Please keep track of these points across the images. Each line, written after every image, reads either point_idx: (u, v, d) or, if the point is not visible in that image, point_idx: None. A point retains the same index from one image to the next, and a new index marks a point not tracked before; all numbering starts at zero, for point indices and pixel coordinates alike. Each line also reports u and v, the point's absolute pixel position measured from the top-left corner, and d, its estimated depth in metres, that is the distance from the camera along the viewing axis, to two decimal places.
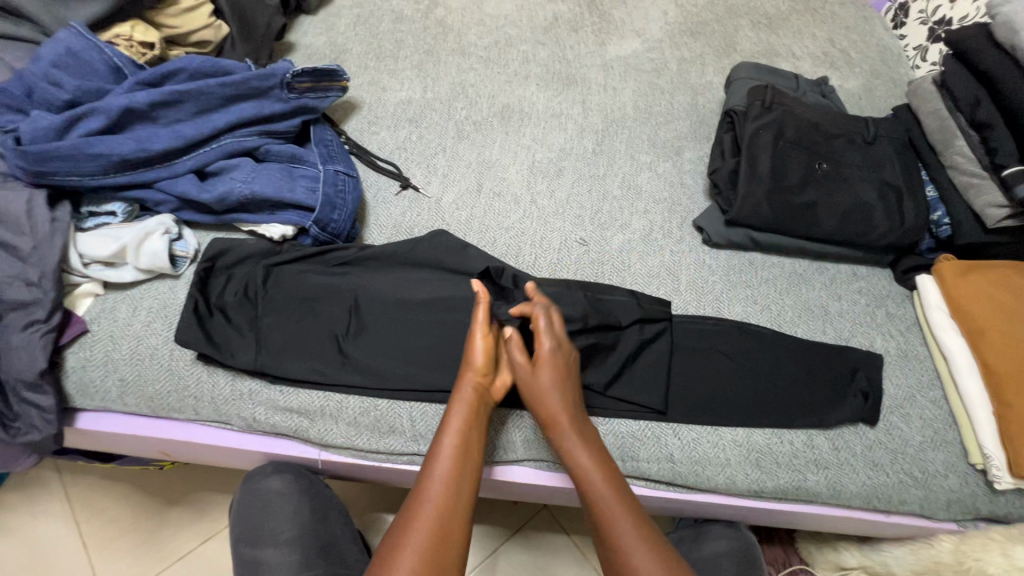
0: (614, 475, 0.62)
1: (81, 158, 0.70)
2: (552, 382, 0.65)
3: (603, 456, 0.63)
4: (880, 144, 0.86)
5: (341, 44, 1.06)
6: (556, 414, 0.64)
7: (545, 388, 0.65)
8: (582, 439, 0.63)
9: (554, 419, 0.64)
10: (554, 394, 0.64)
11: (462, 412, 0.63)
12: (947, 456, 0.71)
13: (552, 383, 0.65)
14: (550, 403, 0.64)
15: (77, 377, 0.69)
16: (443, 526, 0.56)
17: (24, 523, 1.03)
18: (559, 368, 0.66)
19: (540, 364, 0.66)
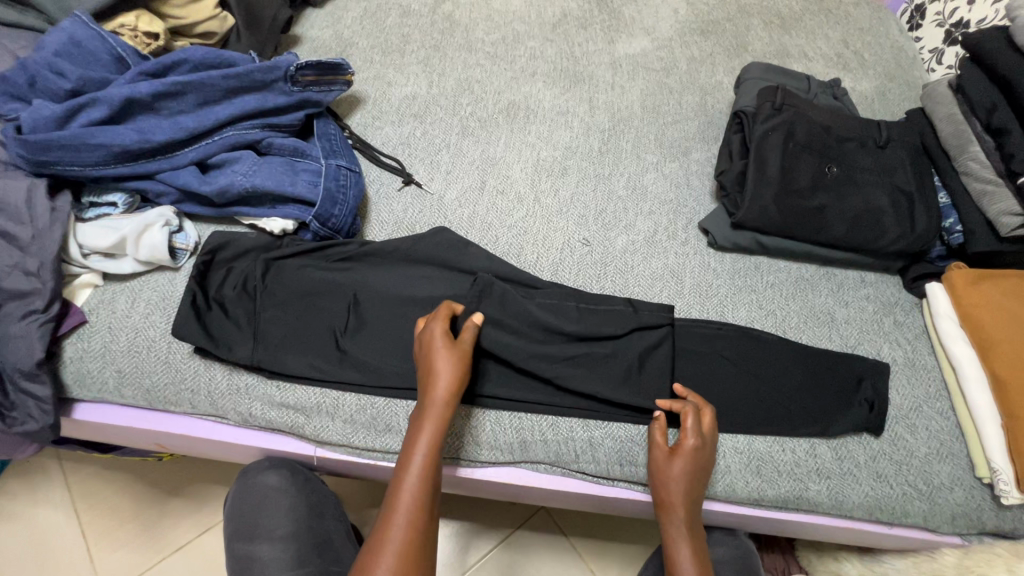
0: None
1: (82, 147, 0.69)
2: (681, 479, 0.64)
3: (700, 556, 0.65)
4: (893, 148, 0.84)
5: (348, 38, 1.05)
6: (675, 504, 0.64)
7: (670, 484, 0.64)
8: (688, 538, 0.65)
9: (673, 506, 0.65)
10: (680, 493, 0.64)
11: (432, 428, 0.60)
12: (953, 469, 0.70)
13: (682, 480, 0.64)
14: (671, 498, 0.65)
15: (74, 368, 0.69)
16: (417, 546, 0.55)
17: (23, 510, 1.04)
18: (690, 469, 0.64)
19: (679, 454, 0.64)
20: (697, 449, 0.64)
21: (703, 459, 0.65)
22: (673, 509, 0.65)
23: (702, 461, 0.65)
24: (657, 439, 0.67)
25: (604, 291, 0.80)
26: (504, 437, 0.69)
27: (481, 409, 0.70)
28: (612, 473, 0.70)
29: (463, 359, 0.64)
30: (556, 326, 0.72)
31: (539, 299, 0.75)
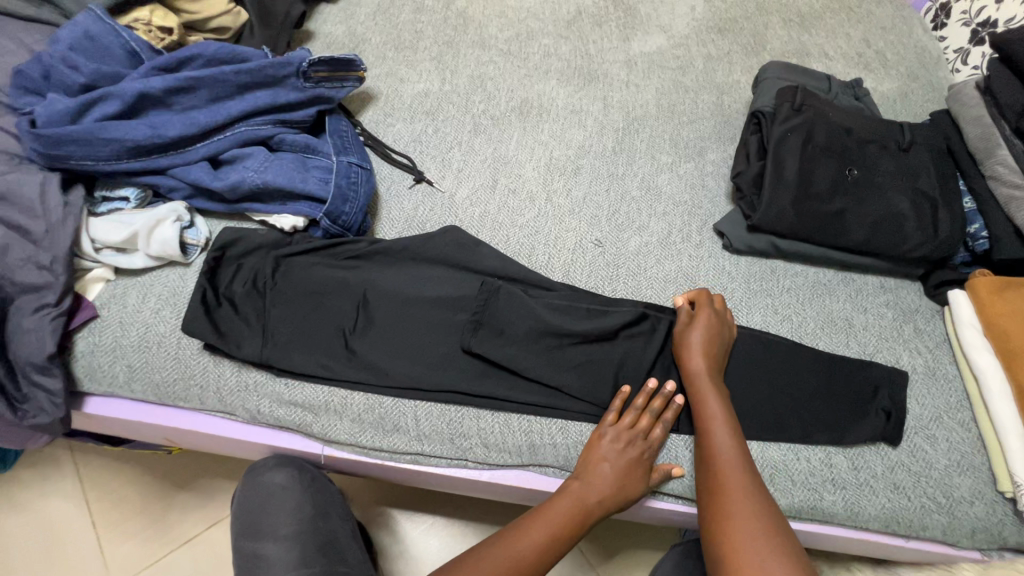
0: (747, 465, 0.61)
1: (96, 142, 0.69)
2: (706, 353, 0.68)
3: (738, 440, 0.63)
4: (916, 150, 0.82)
5: (361, 34, 1.04)
6: (697, 359, 0.68)
7: (697, 358, 0.68)
8: (723, 420, 0.64)
9: (698, 365, 0.68)
10: (705, 368, 0.68)
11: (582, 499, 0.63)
12: (974, 483, 0.68)
13: (706, 354, 0.68)
14: (696, 362, 0.68)
15: (85, 362, 0.69)
16: None
17: (36, 500, 1.05)
18: (713, 347, 0.69)
19: (696, 320, 0.70)
20: (714, 330, 0.70)
21: (719, 338, 0.70)
22: (702, 392, 0.66)
23: (722, 345, 0.70)
24: (683, 315, 0.72)
25: (615, 294, 0.79)
26: (513, 440, 0.68)
27: (490, 411, 0.69)
28: None
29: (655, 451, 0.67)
30: (567, 329, 0.71)
31: (549, 300, 0.74)
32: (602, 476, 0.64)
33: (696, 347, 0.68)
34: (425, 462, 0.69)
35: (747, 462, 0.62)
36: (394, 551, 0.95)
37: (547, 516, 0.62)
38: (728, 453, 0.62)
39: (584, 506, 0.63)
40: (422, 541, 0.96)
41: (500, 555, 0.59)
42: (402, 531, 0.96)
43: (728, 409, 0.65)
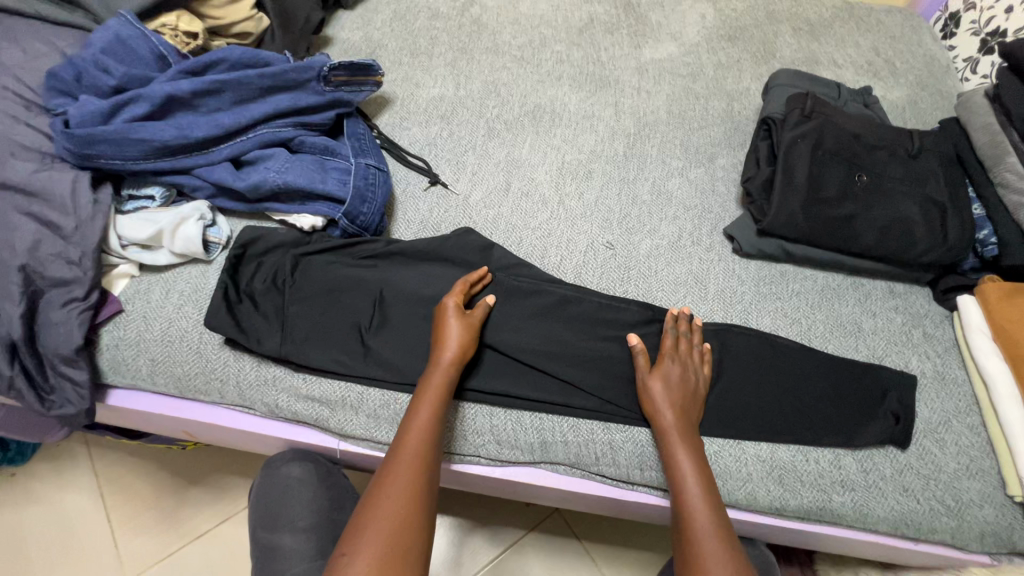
0: (710, 488, 0.63)
1: (125, 142, 0.72)
2: (665, 394, 0.67)
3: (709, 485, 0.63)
4: (925, 157, 0.83)
5: (377, 40, 1.07)
6: (660, 410, 0.66)
7: (657, 395, 0.67)
8: (686, 446, 0.65)
9: (660, 416, 0.66)
10: (664, 406, 0.66)
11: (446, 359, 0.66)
12: (983, 486, 0.68)
13: (664, 390, 0.67)
14: (660, 414, 0.66)
15: (110, 355, 0.71)
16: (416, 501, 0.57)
17: (53, 493, 1.07)
18: (675, 380, 0.68)
19: (659, 371, 0.69)
20: (671, 364, 0.69)
21: (676, 369, 0.69)
22: (663, 421, 0.66)
23: (684, 377, 0.69)
24: (640, 359, 0.71)
25: (626, 295, 0.80)
26: (525, 437, 0.69)
27: (502, 408, 0.71)
28: (633, 478, 0.69)
29: (472, 323, 0.70)
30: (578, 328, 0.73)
31: (560, 300, 0.76)
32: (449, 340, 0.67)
33: (660, 394, 0.67)
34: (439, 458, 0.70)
35: (718, 506, 0.62)
36: None
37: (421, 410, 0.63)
38: (692, 483, 0.62)
39: (452, 377, 0.66)
40: None
41: (397, 473, 0.58)
42: None
43: (696, 455, 0.64)
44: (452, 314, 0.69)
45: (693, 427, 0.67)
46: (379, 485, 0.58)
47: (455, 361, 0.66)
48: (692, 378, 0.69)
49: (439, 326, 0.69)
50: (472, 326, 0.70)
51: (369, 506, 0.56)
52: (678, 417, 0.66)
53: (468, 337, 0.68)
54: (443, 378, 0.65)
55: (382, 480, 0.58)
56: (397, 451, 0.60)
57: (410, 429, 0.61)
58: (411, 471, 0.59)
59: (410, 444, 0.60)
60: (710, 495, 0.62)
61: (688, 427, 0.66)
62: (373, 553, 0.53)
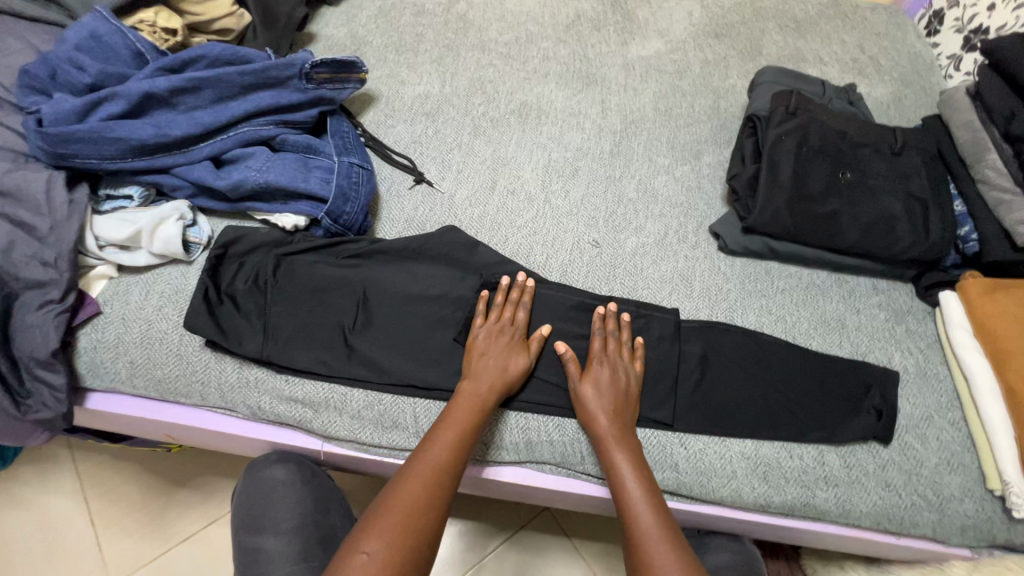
0: (653, 489, 0.63)
1: (101, 141, 0.70)
2: (597, 398, 0.67)
3: (652, 489, 0.63)
4: (907, 154, 0.83)
5: (362, 36, 1.05)
6: (598, 415, 0.66)
7: (590, 403, 0.67)
8: (624, 450, 0.65)
9: (598, 422, 0.66)
10: (599, 410, 0.66)
11: (486, 381, 0.66)
12: (963, 480, 0.69)
13: (596, 396, 0.67)
14: (598, 420, 0.66)
15: (88, 358, 0.70)
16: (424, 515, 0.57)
17: (35, 497, 1.06)
18: (605, 384, 0.68)
19: (589, 375, 0.69)
20: (602, 366, 0.69)
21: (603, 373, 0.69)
22: (601, 426, 0.66)
23: (615, 380, 0.68)
24: (570, 366, 0.70)
25: (612, 294, 0.80)
26: (510, 437, 0.69)
27: None
28: None
29: (519, 348, 0.70)
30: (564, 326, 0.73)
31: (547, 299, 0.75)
32: (487, 363, 0.68)
33: (593, 398, 0.67)
34: None
35: (664, 511, 0.62)
36: None
37: (450, 427, 0.63)
38: (633, 487, 0.62)
39: (488, 399, 0.66)
40: None
41: (415, 482, 0.59)
42: None
43: (636, 458, 0.65)
44: (490, 338, 0.70)
45: (629, 429, 0.67)
46: (392, 490, 0.59)
47: (495, 382, 0.67)
48: (620, 380, 0.69)
49: (476, 348, 0.69)
50: (517, 348, 0.70)
51: (382, 510, 0.57)
52: (614, 421, 0.66)
53: (513, 362, 0.69)
54: (479, 401, 0.65)
55: (393, 492, 0.58)
56: (416, 463, 0.61)
57: (435, 443, 0.62)
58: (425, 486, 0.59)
59: (432, 458, 0.61)
60: (653, 496, 0.62)
61: (625, 430, 0.66)
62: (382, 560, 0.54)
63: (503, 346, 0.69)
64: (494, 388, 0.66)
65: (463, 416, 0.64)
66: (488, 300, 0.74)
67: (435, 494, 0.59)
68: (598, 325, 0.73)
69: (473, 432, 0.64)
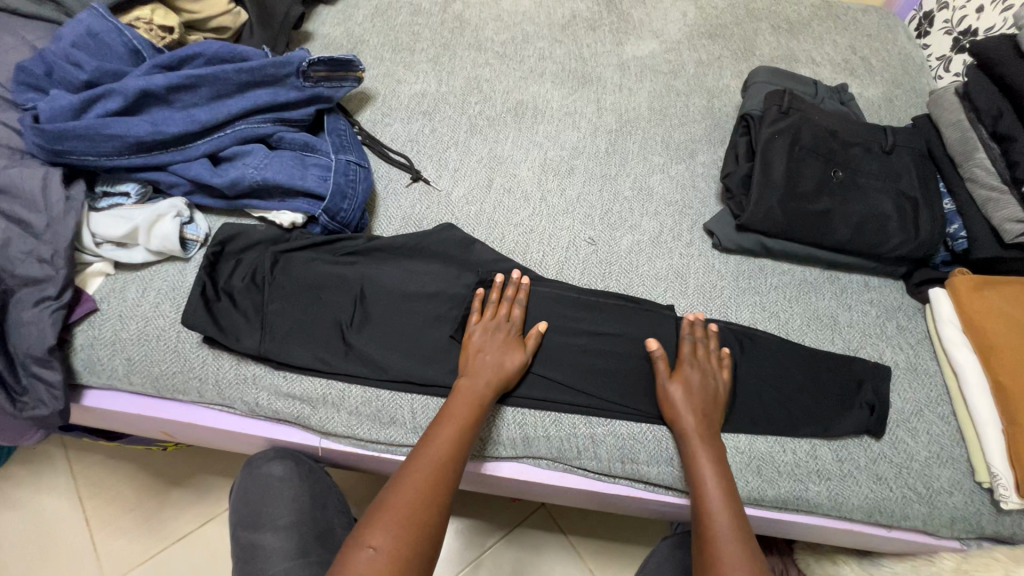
0: (730, 488, 0.64)
1: (97, 137, 0.70)
2: (685, 398, 0.68)
3: (728, 489, 0.63)
4: (898, 153, 0.84)
5: (358, 35, 1.06)
6: (682, 414, 0.67)
7: (679, 402, 0.68)
8: (710, 452, 0.65)
9: (683, 420, 0.67)
10: (686, 409, 0.67)
11: (486, 378, 0.67)
12: (953, 474, 0.70)
13: (686, 396, 0.68)
14: (682, 419, 0.67)
15: (85, 355, 0.69)
16: (424, 512, 0.57)
17: (30, 497, 1.05)
18: (695, 387, 0.69)
19: (680, 376, 0.69)
20: (693, 369, 0.70)
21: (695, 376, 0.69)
22: (686, 425, 0.67)
23: (705, 383, 0.69)
24: (660, 364, 0.71)
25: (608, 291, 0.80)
26: (507, 432, 0.70)
27: None
28: (614, 472, 0.70)
29: (514, 346, 0.70)
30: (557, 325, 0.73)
31: (543, 296, 0.76)
32: (483, 362, 0.68)
33: (682, 399, 0.68)
34: None
35: (738, 513, 0.62)
36: None
37: (449, 423, 0.63)
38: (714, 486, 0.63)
39: (482, 397, 0.66)
40: None
41: (416, 478, 0.59)
42: None
43: (719, 459, 0.65)
44: (484, 335, 0.70)
45: (716, 429, 0.68)
46: (393, 487, 0.59)
47: (490, 380, 0.67)
48: (711, 382, 0.70)
49: (471, 346, 0.69)
50: (512, 345, 0.70)
51: (385, 505, 0.57)
52: (699, 421, 0.67)
53: (507, 361, 0.69)
54: (479, 398, 0.66)
55: (391, 490, 0.58)
56: (416, 459, 0.61)
57: (434, 439, 0.62)
58: (423, 483, 0.59)
59: (433, 454, 0.61)
60: (730, 496, 0.63)
61: (710, 429, 0.67)
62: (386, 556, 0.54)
63: (500, 343, 0.70)
64: (490, 386, 0.67)
65: (463, 412, 0.64)
66: (483, 298, 0.74)
67: (435, 489, 0.59)
68: (687, 328, 0.74)
69: (472, 428, 0.64)
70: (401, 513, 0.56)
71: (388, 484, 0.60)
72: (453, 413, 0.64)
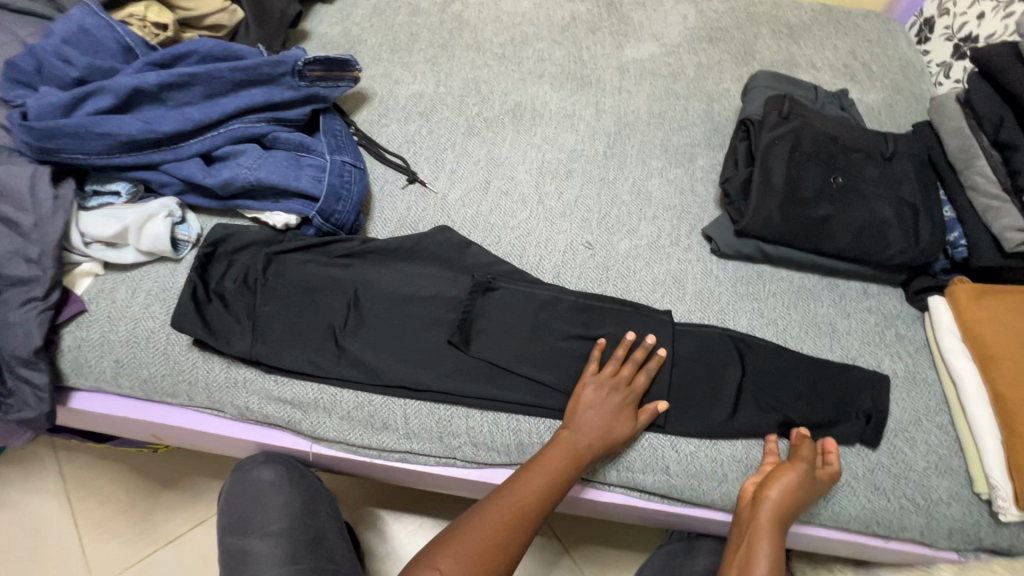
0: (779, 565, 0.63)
1: (88, 136, 0.69)
2: (795, 487, 0.63)
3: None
4: (899, 160, 0.84)
5: (356, 35, 1.05)
6: (778, 497, 0.63)
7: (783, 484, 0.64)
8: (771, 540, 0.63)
9: (768, 502, 0.63)
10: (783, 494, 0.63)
11: (587, 435, 0.65)
12: (951, 484, 0.69)
13: (795, 485, 0.63)
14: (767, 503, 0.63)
15: (72, 357, 0.68)
16: (494, 553, 0.58)
17: (17, 498, 1.04)
18: (809, 482, 0.64)
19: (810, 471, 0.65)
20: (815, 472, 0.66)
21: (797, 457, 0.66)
22: (767, 505, 0.63)
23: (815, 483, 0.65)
24: (802, 448, 0.67)
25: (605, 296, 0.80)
26: (501, 439, 0.69)
27: (479, 411, 0.70)
28: (609, 479, 0.69)
29: (628, 409, 0.68)
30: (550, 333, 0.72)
31: (539, 299, 0.75)
32: (586, 418, 0.66)
33: (786, 487, 0.63)
34: (414, 460, 0.69)
35: None
36: (381, 551, 0.93)
37: (539, 472, 0.63)
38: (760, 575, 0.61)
39: (579, 451, 0.64)
40: (410, 540, 0.94)
41: (492, 520, 0.60)
42: (390, 531, 0.95)
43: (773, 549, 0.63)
44: (593, 391, 0.68)
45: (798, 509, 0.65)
46: (471, 519, 0.61)
47: (592, 441, 0.65)
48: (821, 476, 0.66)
49: (580, 399, 0.68)
50: (613, 407, 0.67)
51: (457, 537, 0.59)
52: (785, 504, 0.63)
53: (613, 423, 0.66)
54: (576, 456, 0.64)
55: (467, 523, 0.60)
56: (502, 498, 0.62)
57: (522, 488, 0.62)
58: (500, 523, 0.60)
59: (520, 500, 0.61)
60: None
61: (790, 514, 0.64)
62: None
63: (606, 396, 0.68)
64: (592, 444, 0.65)
65: (556, 467, 0.63)
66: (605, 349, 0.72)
67: (506, 536, 0.60)
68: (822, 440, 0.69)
69: (563, 479, 0.63)
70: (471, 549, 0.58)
71: (466, 515, 0.61)
72: (550, 461, 0.64)
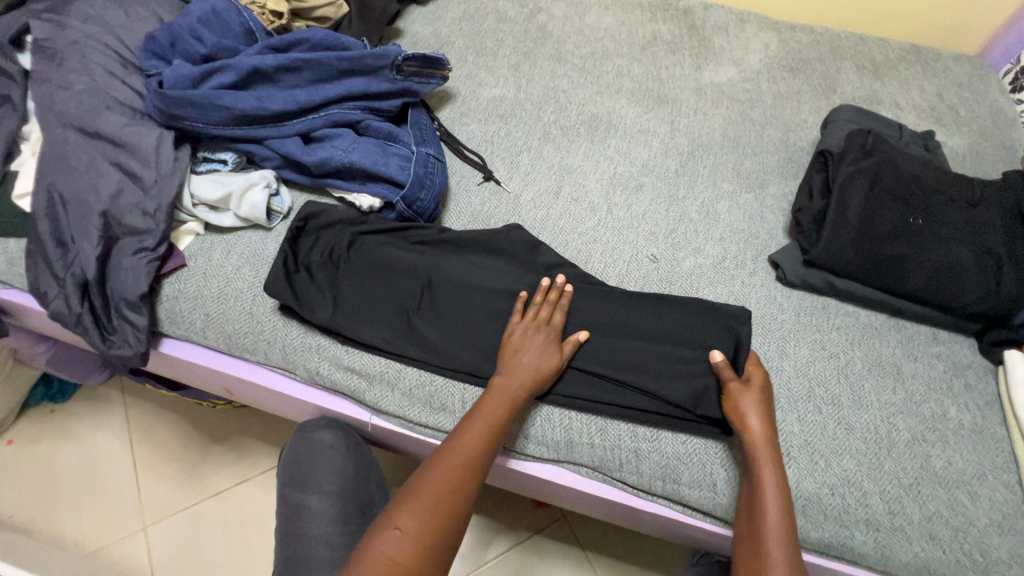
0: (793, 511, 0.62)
1: (209, 107, 0.76)
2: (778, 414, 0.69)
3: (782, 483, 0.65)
4: (985, 207, 0.81)
5: (445, 36, 1.10)
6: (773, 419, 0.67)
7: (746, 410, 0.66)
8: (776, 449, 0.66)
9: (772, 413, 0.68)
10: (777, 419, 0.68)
11: (496, 404, 0.66)
12: (1014, 545, 0.66)
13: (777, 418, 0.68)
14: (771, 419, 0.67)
15: (169, 306, 0.74)
16: (450, 499, 0.59)
17: (86, 433, 1.12)
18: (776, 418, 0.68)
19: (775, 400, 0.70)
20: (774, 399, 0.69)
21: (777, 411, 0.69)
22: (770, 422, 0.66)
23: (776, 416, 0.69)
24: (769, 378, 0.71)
25: None
26: (553, 434, 0.71)
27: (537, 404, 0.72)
28: (655, 489, 0.70)
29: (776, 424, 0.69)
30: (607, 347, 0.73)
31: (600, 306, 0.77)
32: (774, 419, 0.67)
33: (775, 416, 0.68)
34: None
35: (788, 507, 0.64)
36: None
37: (479, 421, 0.64)
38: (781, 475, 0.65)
39: (512, 393, 0.67)
40: None
41: (446, 468, 0.61)
42: None
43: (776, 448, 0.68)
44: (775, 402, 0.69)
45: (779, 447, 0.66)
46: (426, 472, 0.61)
47: (518, 384, 0.67)
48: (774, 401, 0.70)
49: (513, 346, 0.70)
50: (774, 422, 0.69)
51: (415, 489, 0.59)
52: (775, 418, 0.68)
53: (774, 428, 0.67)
54: (482, 443, 0.63)
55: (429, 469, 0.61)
56: (451, 446, 0.63)
57: (440, 469, 0.61)
58: (455, 475, 0.61)
59: (465, 447, 0.62)
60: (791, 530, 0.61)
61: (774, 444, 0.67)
62: (418, 534, 0.56)
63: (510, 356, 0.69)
64: (522, 383, 0.67)
65: (476, 440, 0.63)
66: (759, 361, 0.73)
67: (439, 515, 0.58)
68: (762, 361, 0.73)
69: (504, 423, 0.65)
70: (433, 499, 0.58)
71: (424, 466, 0.62)
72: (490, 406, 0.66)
